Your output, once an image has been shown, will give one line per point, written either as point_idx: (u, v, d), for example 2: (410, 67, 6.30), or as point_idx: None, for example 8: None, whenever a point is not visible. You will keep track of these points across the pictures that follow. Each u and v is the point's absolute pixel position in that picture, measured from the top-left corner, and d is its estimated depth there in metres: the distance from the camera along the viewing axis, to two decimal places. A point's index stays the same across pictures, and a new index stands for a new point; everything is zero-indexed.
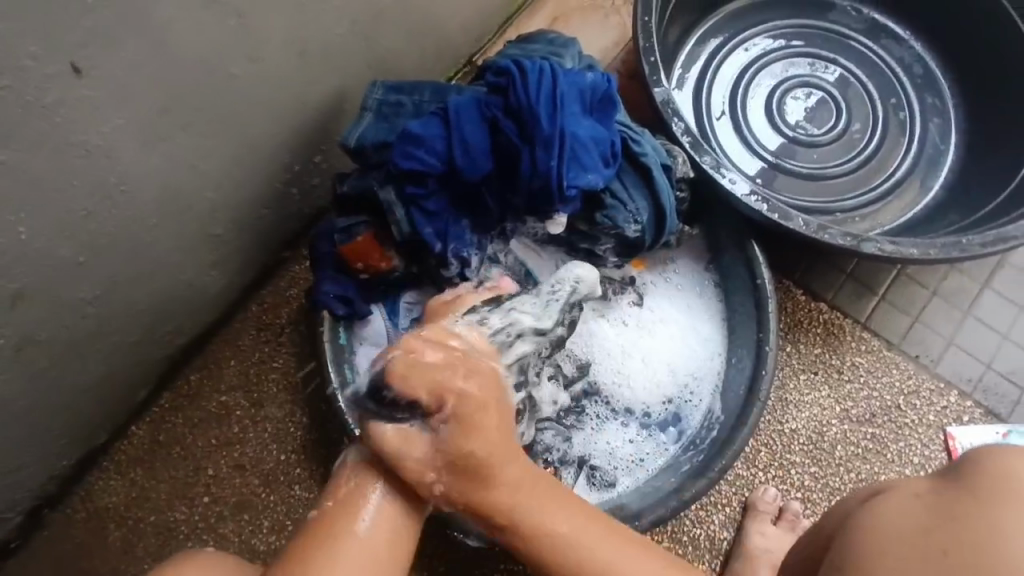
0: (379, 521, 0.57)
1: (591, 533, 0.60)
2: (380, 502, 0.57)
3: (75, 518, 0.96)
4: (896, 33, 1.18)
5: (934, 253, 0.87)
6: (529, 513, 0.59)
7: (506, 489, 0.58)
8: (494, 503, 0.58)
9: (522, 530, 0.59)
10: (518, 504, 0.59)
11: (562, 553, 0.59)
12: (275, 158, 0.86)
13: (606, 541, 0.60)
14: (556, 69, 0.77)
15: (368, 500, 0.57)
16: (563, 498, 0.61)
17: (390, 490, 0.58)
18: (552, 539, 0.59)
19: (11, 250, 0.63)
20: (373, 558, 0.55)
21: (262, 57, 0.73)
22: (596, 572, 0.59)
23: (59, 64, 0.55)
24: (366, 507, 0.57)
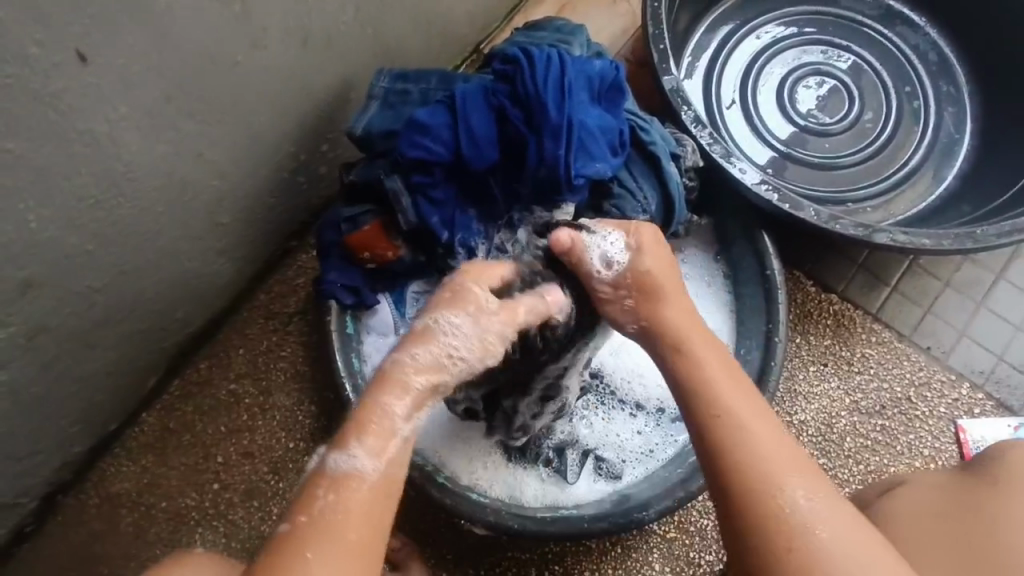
0: (357, 505, 0.55)
1: (741, 393, 0.61)
2: (363, 489, 0.56)
3: (88, 504, 0.97)
4: (911, 20, 1.16)
5: (946, 243, 0.86)
6: (706, 367, 0.62)
7: (709, 346, 0.64)
8: (669, 327, 0.65)
9: (690, 369, 0.62)
10: (714, 360, 0.63)
11: (708, 389, 0.61)
12: (282, 147, 0.86)
13: (737, 394, 0.61)
14: (563, 56, 0.76)
15: (346, 492, 0.55)
16: (722, 355, 0.64)
17: (371, 483, 0.56)
18: (705, 368, 0.62)
19: (21, 239, 0.64)
20: (355, 544, 0.53)
21: (267, 45, 0.72)
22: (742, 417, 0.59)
23: (64, 53, 0.55)
24: (345, 496, 0.55)
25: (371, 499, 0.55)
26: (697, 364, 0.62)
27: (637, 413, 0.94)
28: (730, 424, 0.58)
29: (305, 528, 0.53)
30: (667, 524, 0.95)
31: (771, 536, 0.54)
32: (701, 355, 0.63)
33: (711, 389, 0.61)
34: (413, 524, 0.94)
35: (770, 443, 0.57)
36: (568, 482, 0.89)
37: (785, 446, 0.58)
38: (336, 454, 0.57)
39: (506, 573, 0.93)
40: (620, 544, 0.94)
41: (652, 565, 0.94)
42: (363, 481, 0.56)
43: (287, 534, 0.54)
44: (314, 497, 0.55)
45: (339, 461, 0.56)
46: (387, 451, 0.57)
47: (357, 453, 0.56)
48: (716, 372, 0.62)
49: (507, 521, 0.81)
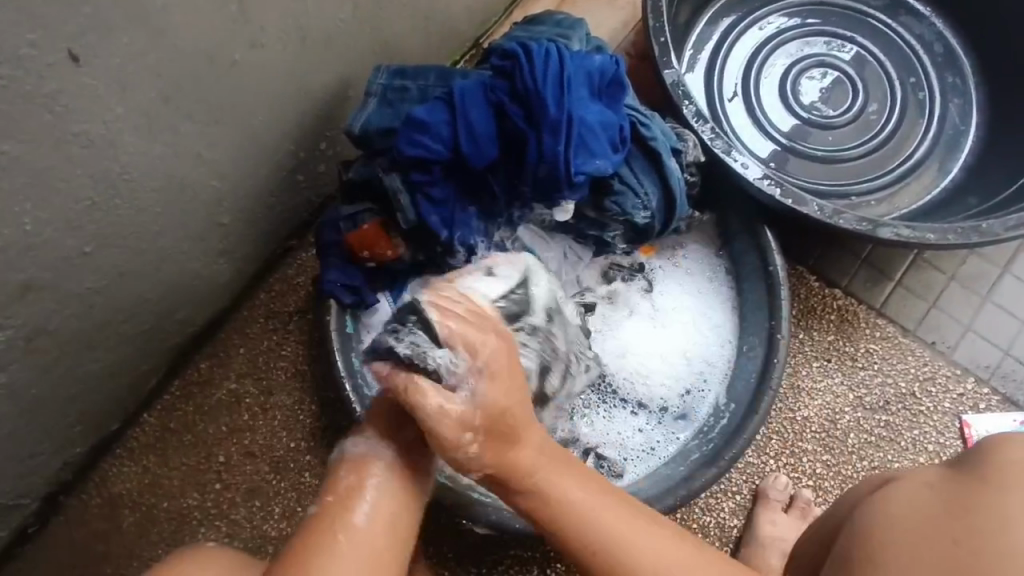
0: (382, 502, 0.58)
1: (604, 501, 0.62)
2: (381, 483, 0.59)
3: (90, 504, 0.98)
4: (916, 10, 1.14)
5: (952, 238, 0.85)
6: (557, 491, 0.61)
7: (538, 455, 0.62)
8: (505, 467, 0.60)
9: (557, 509, 0.61)
10: (545, 467, 0.62)
11: (579, 536, 0.61)
12: (280, 146, 0.85)
13: (596, 501, 0.62)
14: (563, 52, 0.75)
15: (369, 484, 0.59)
16: (568, 465, 0.63)
17: (390, 482, 0.59)
18: (559, 492, 0.61)
19: (18, 241, 0.63)
20: (385, 531, 0.57)
21: (264, 43, 0.72)
22: (623, 562, 0.60)
23: (58, 54, 0.55)
24: (369, 491, 0.59)
25: (392, 494, 0.59)
26: (531, 482, 0.61)
27: (639, 411, 0.93)
28: (610, 566, 0.60)
29: (336, 525, 0.57)
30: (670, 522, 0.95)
31: None
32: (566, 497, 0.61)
33: (547, 502, 0.61)
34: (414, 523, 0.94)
35: (609, 518, 0.61)
36: None
37: (651, 533, 0.61)
38: (353, 444, 0.61)
39: (509, 570, 0.92)
40: None
41: None
42: (380, 479, 0.59)
43: (316, 516, 0.58)
44: (336, 481, 0.60)
45: (357, 450, 0.61)
46: (398, 459, 0.61)
47: (373, 443, 0.61)
48: (567, 491, 0.61)
49: (509, 520, 0.80)
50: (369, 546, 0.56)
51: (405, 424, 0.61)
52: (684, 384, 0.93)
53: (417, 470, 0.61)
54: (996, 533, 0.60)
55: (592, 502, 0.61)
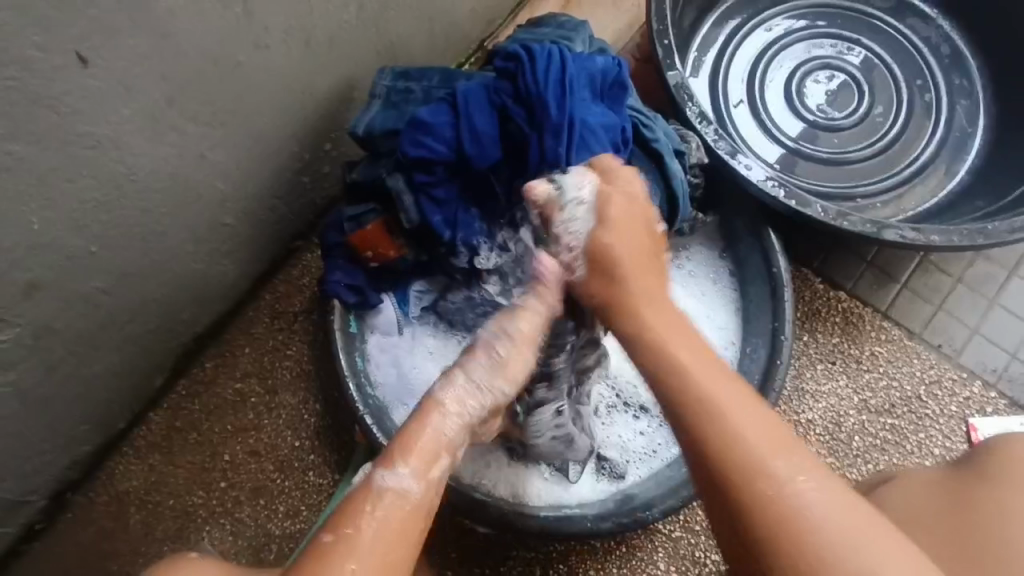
0: (391, 524, 0.56)
1: (712, 364, 0.60)
2: (394, 510, 0.57)
3: (96, 502, 0.99)
4: (923, 11, 1.13)
5: (957, 239, 0.84)
6: (686, 364, 0.60)
7: (672, 327, 0.64)
8: (618, 296, 0.66)
9: (670, 366, 0.60)
10: (669, 329, 0.63)
11: (686, 379, 0.59)
12: (284, 148, 0.86)
13: (707, 364, 0.60)
14: (565, 53, 0.75)
15: (380, 510, 0.56)
16: (694, 341, 0.63)
17: (408, 510, 0.57)
18: (671, 345, 0.62)
19: (25, 241, 0.64)
20: (387, 566, 0.54)
21: (268, 45, 0.72)
22: (727, 411, 0.57)
23: (64, 56, 0.55)
24: (382, 518, 0.56)
25: (405, 518, 0.57)
26: (666, 360, 0.61)
27: (642, 413, 0.93)
28: (708, 413, 0.57)
29: (348, 540, 0.54)
30: (673, 523, 0.95)
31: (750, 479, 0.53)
32: (652, 324, 0.64)
33: (673, 363, 0.60)
34: None
35: (714, 382, 0.59)
36: (571, 480, 0.89)
37: (757, 414, 0.57)
38: (383, 470, 0.58)
39: (512, 571, 0.92)
40: (625, 544, 0.94)
41: (658, 564, 0.93)
42: (400, 498, 0.57)
43: (324, 544, 0.54)
44: (358, 511, 0.56)
45: (387, 478, 0.58)
46: (422, 472, 0.59)
47: (399, 472, 0.58)
48: (682, 348, 0.61)
49: (510, 521, 0.81)
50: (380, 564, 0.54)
51: (439, 442, 0.61)
52: None
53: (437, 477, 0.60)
54: (996, 520, 0.62)
55: (692, 354, 0.61)
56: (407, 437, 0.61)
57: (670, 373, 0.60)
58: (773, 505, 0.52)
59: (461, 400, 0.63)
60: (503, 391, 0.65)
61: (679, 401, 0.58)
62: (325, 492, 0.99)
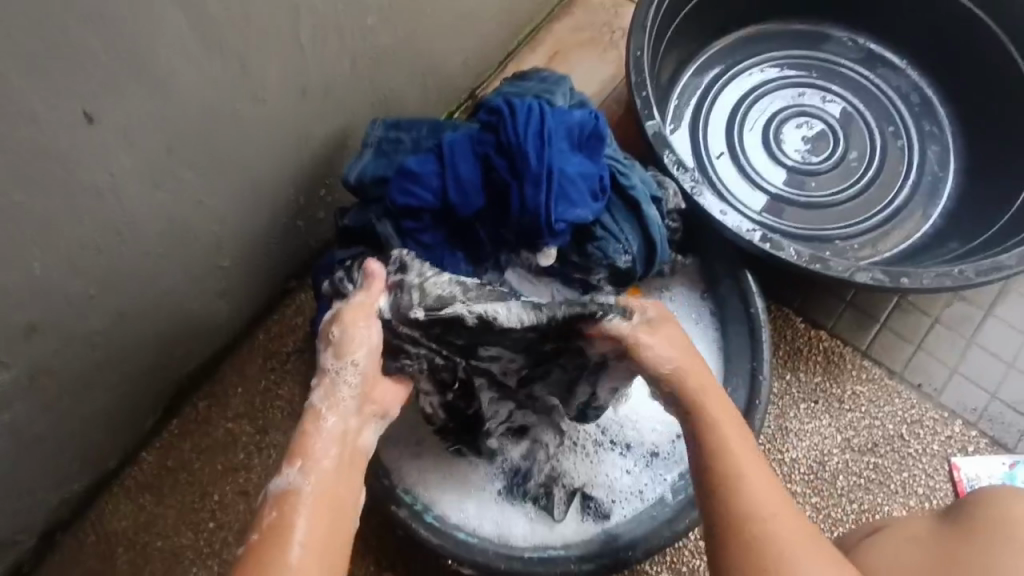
0: (315, 528, 0.58)
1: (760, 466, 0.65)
2: (311, 510, 0.59)
3: (85, 541, 0.99)
4: (893, 63, 1.19)
5: (928, 281, 0.87)
6: (744, 476, 0.64)
7: (731, 429, 0.67)
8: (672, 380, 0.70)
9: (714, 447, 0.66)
10: (727, 431, 0.67)
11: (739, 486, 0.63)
12: (279, 194, 0.90)
13: (754, 465, 0.65)
14: (545, 108, 0.80)
15: (298, 516, 0.59)
16: (742, 440, 0.67)
17: (320, 484, 0.61)
18: (729, 445, 0.66)
19: (27, 284, 0.67)
20: (325, 537, 0.58)
21: (264, 99, 0.77)
22: (770, 516, 0.62)
23: (71, 113, 0.59)
24: (301, 508, 0.59)
25: (325, 512, 0.60)
26: (730, 470, 0.64)
27: (627, 453, 0.94)
28: (740, 493, 0.63)
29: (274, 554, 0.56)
30: (659, 565, 0.95)
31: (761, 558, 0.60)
32: (707, 405, 0.68)
33: (729, 461, 0.65)
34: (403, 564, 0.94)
35: (764, 492, 0.63)
36: (556, 519, 0.89)
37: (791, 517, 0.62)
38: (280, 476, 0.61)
39: None
40: None
41: None
42: (309, 498, 0.60)
43: (247, 556, 0.57)
44: (264, 516, 0.59)
45: (283, 481, 0.61)
46: (325, 471, 0.62)
47: (297, 475, 0.61)
48: (734, 445, 0.66)
49: (494, 561, 0.82)
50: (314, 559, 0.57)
51: (327, 421, 0.64)
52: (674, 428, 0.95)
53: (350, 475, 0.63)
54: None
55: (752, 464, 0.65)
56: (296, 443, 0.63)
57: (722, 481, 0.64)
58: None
59: (337, 378, 0.66)
60: (361, 358, 0.67)
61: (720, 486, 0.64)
62: None
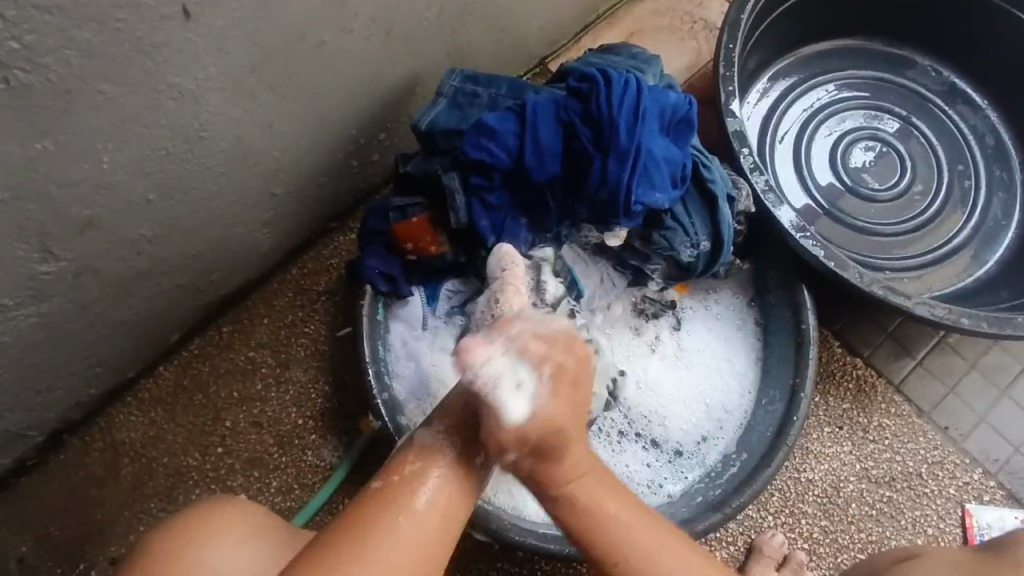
0: (443, 499, 0.54)
1: (646, 530, 0.56)
2: (447, 479, 0.55)
3: (91, 447, 0.98)
4: (973, 100, 1.16)
5: (985, 326, 0.86)
6: (585, 498, 0.56)
7: (573, 460, 0.56)
8: None
9: None
10: None
11: (597, 516, 0.56)
12: (343, 129, 0.87)
13: (657, 543, 0.56)
14: (640, 84, 0.77)
15: (432, 475, 0.54)
16: (609, 485, 0.58)
17: (458, 469, 0.55)
18: (593, 507, 0.56)
19: (91, 178, 0.65)
20: (441, 525, 0.53)
21: (353, 28, 0.74)
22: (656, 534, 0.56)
23: (171, 8, 0.56)
24: (435, 475, 0.54)
25: (450, 501, 0.54)
26: None
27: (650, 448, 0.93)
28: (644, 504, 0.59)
29: (401, 499, 0.53)
30: None
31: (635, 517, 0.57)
32: None
33: (575, 510, 0.56)
34: None
35: (679, 574, 0.55)
36: None
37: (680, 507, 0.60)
38: (428, 426, 0.57)
39: None
40: None
41: None
42: (446, 471, 0.55)
43: (378, 496, 0.53)
44: (407, 463, 0.55)
45: (431, 436, 0.56)
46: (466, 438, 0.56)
47: (446, 433, 0.56)
48: (619, 517, 0.56)
49: (508, 530, 0.81)
50: (425, 540, 0.52)
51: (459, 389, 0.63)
52: (702, 431, 0.94)
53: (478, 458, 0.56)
54: None
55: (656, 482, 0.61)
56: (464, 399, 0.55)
57: (567, 501, 0.56)
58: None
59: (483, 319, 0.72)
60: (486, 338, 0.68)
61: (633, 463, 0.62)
62: (320, 474, 0.98)
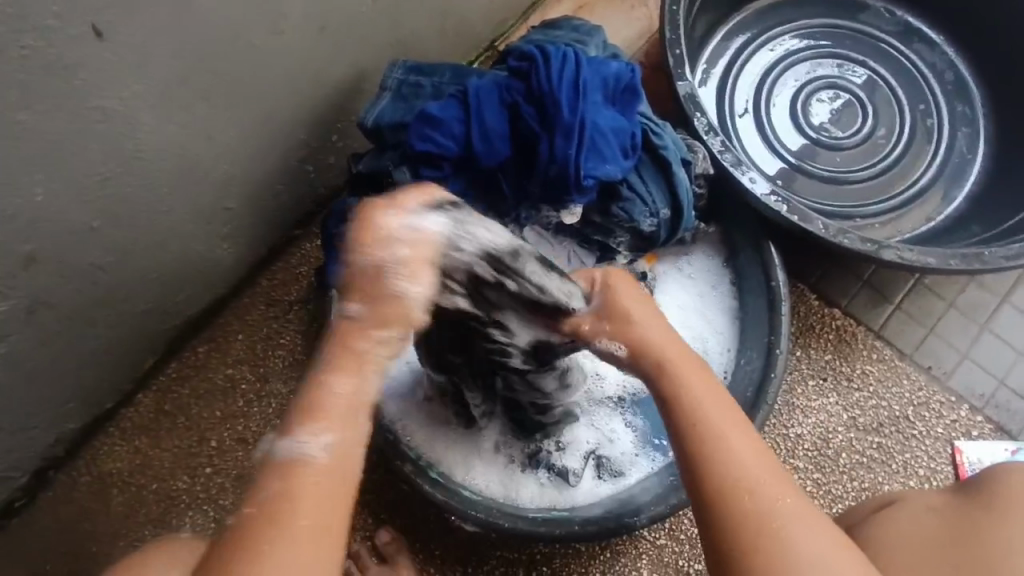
0: (309, 498, 0.49)
1: (724, 408, 0.60)
2: (307, 485, 0.49)
3: (78, 481, 0.97)
4: (929, 37, 1.15)
5: (953, 263, 0.85)
6: (684, 377, 0.61)
7: (669, 337, 0.64)
8: (650, 353, 0.63)
9: (668, 378, 0.62)
10: (689, 368, 0.62)
11: (710, 456, 0.58)
12: (290, 134, 0.85)
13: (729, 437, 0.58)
14: (579, 57, 0.76)
15: (298, 482, 0.49)
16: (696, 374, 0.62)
17: (324, 463, 0.50)
18: (683, 376, 0.61)
19: (27, 211, 0.64)
20: (317, 527, 0.48)
21: (283, 29, 0.72)
22: (749, 474, 0.57)
23: (80, 27, 0.55)
24: (300, 481, 0.49)
25: (323, 500, 0.49)
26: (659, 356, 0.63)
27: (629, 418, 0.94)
28: (710, 446, 0.58)
29: (282, 512, 0.48)
30: (657, 531, 0.95)
31: (723, 482, 0.57)
32: (685, 370, 0.62)
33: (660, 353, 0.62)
34: (407, 517, 0.94)
35: (745, 454, 0.58)
36: (570, 484, 0.90)
37: (749, 441, 0.59)
38: (299, 434, 0.50)
39: (494, 571, 0.93)
40: (610, 549, 0.94)
41: (641, 571, 0.94)
42: (313, 465, 0.50)
43: (248, 526, 0.48)
44: (273, 484, 0.49)
45: (294, 446, 0.50)
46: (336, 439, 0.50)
47: (309, 442, 0.50)
48: (702, 400, 0.60)
49: (498, 520, 0.81)
50: (308, 541, 0.48)
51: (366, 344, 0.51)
52: None
53: (357, 431, 0.51)
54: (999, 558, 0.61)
55: (724, 419, 0.59)
56: (328, 371, 0.51)
57: (662, 368, 0.62)
58: (762, 541, 0.54)
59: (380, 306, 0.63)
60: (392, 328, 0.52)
61: (685, 417, 0.59)
62: None
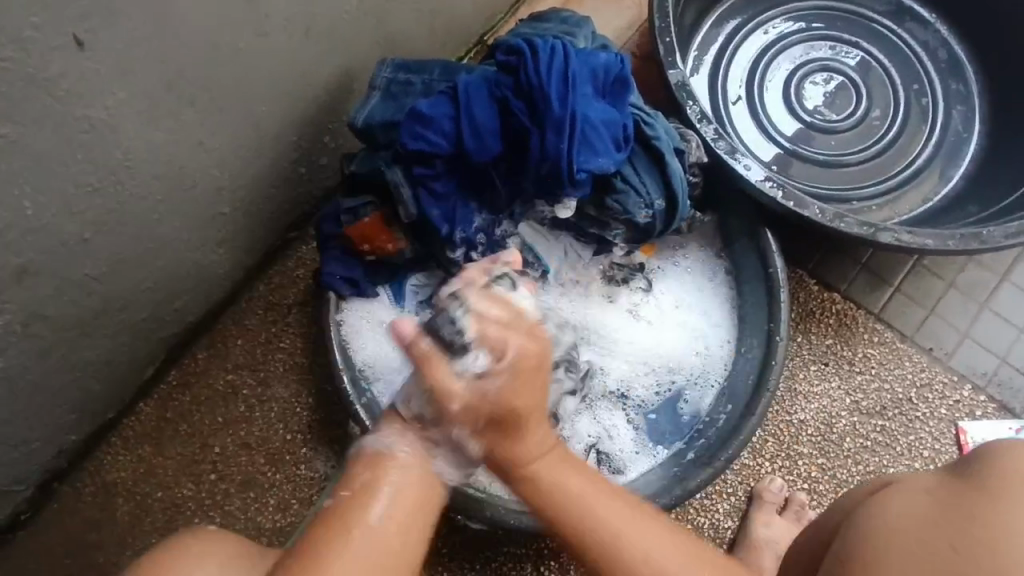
0: (402, 497, 0.55)
1: (591, 483, 0.61)
2: (399, 481, 0.56)
3: (84, 492, 0.97)
4: (921, 16, 1.14)
5: (951, 243, 0.85)
6: (537, 466, 0.61)
7: (535, 428, 0.61)
8: (522, 470, 0.61)
9: (550, 496, 0.60)
10: (558, 470, 0.61)
11: (593, 544, 0.59)
12: (280, 137, 0.85)
13: (638, 523, 0.59)
14: (568, 49, 0.75)
15: (384, 485, 0.55)
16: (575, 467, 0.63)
17: (410, 473, 0.56)
18: (554, 477, 0.61)
19: (17, 224, 0.63)
20: (399, 527, 0.53)
21: (267, 32, 0.71)
22: (645, 554, 0.58)
23: (60, 37, 0.54)
24: (389, 481, 0.55)
25: (404, 509, 0.55)
26: (527, 465, 0.61)
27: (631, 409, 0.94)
28: (586, 530, 0.59)
29: (361, 506, 0.53)
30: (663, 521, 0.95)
31: (612, 561, 0.58)
32: (531, 449, 0.61)
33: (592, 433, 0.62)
34: None
35: (628, 526, 0.59)
36: None
37: (608, 506, 0.60)
38: (383, 437, 0.58)
39: (501, 567, 0.93)
40: None
41: None
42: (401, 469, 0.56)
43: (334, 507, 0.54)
44: (356, 476, 0.56)
45: (382, 444, 0.58)
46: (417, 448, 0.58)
47: (396, 443, 0.57)
48: (580, 488, 0.60)
49: (504, 516, 0.81)
50: (391, 531, 0.53)
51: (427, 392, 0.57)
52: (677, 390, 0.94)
53: (449, 450, 0.59)
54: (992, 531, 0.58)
55: (573, 487, 0.61)
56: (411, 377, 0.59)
57: (522, 474, 0.61)
58: None
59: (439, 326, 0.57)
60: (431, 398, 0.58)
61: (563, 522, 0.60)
62: (316, 486, 0.98)
